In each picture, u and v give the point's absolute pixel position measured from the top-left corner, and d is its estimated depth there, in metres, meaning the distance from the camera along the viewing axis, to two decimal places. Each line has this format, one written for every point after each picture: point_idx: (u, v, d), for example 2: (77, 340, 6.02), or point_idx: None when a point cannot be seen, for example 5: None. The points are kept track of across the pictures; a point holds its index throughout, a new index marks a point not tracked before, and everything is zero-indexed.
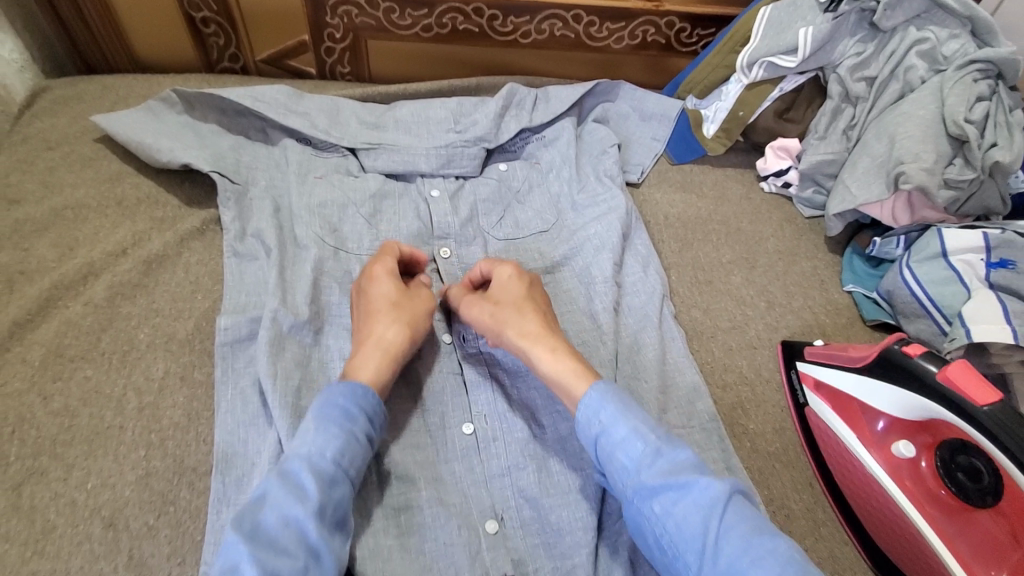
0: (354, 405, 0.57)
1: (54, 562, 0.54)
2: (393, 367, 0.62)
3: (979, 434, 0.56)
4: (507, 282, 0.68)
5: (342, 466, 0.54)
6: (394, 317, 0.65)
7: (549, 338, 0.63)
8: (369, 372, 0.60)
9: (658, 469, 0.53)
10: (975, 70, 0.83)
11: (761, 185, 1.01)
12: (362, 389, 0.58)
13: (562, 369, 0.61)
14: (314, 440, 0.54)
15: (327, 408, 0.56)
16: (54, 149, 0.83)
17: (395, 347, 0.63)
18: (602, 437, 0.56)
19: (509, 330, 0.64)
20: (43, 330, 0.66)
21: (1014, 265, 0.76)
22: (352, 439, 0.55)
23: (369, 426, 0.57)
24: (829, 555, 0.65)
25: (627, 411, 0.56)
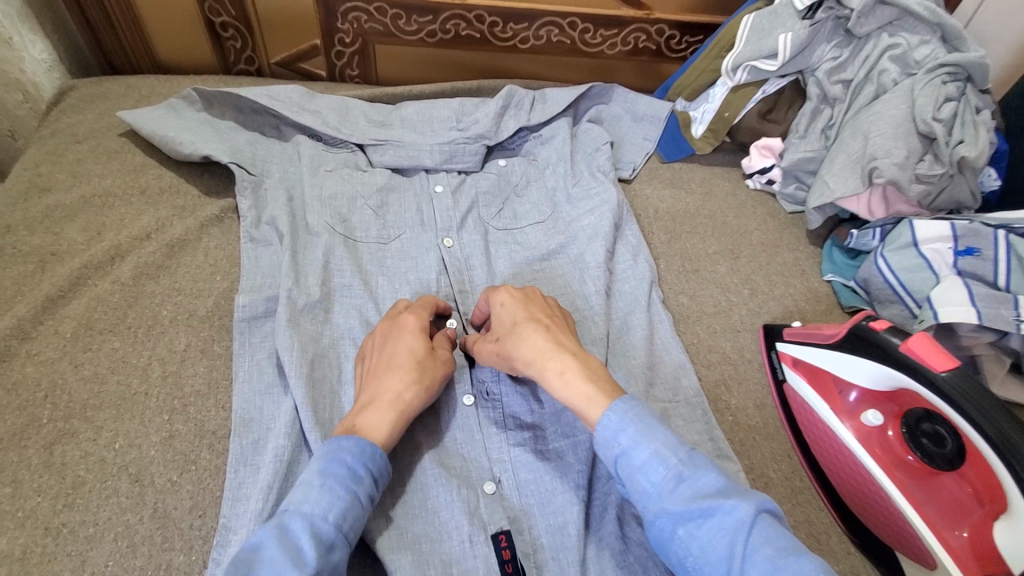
0: (361, 466, 0.55)
1: (84, 513, 0.58)
2: (403, 426, 0.60)
3: (937, 398, 0.61)
4: (510, 308, 0.68)
5: (343, 528, 0.51)
6: (414, 372, 0.63)
7: (558, 359, 0.61)
8: (380, 432, 0.58)
9: (681, 494, 0.52)
10: (944, 73, 0.88)
11: (746, 182, 1.06)
12: (372, 449, 0.55)
13: (576, 392, 0.59)
14: (318, 499, 0.52)
15: (333, 466, 0.54)
16: (82, 142, 0.89)
17: (410, 408, 0.61)
18: (623, 459, 0.55)
19: (528, 352, 0.63)
20: (74, 306, 0.71)
21: (979, 253, 0.80)
22: (356, 502, 0.53)
23: (373, 488, 0.55)
24: (806, 519, 0.69)
25: (648, 432, 0.55)
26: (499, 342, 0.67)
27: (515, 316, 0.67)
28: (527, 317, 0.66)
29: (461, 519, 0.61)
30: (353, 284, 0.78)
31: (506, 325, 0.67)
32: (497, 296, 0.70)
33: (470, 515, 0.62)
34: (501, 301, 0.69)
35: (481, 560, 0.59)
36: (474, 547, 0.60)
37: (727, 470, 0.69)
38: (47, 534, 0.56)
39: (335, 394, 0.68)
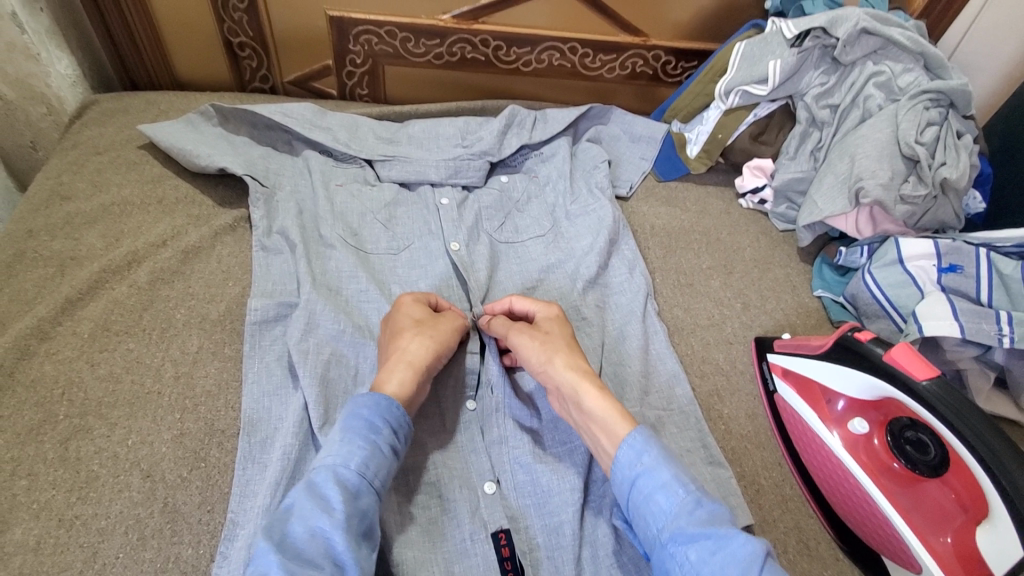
0: (377, 418, 0.61)
1: (96, 506, 0.60)
2: (416, 379, 0.66)
3: (921, 406, 0.63)
4: (554, 324, 0.73)
5: (367, 477, 0.58)
6: (420, 332, 0.70)
7: (596, 380, 0.66)
8: (394, 385, 0.65)
9: (697, 517, 0.55)
10: (927, 99, 0.94)
11: (740, 202, 1.10)
12: (385, 401, 0.62)
13: (609, 409, 0.64)
14: (341, 451, 0.58)
15: (354, 421, 0.60)
16: (103, 154, 0.93)
17: (421, 362, 0.67)
18: (642, 479, 0.59)
19: (576, 365, 0.67)
20: (92, 308, 0.74)
21: (962, 269, 0.84)
22: (377, 450, 0.59)
23: (392, 437, 0.61)
24: (795, 526, 0.70)
25: (669, 459, 0.59)
26: (544, 344, 0.70)
27: (568, 335, 0.72)
28: (573, 341, 0.72)
29: (463, 517, 0.64)
30: (360, 292, 0.81)
31: (561, 336, 0.71)
32: (552, 309, 0.75)
33: (471, 513, 0.65)
34: (555, 317, 0.74)
35: (483, 556, 0.62)
36: (475, 543, 0.63)
37: (719, 476, 0.71)
38: (60, 526, 0.58)
39: (341, 396, 0.70)
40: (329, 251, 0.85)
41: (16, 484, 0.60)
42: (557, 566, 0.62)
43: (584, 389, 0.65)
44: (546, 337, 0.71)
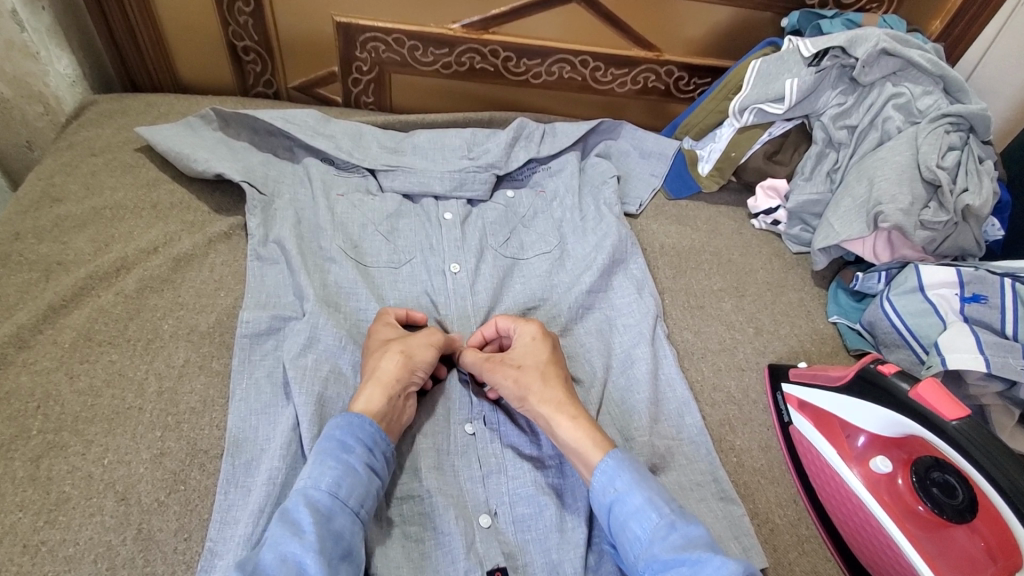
0: (350, 436, 0.59)
1: (65, 531, 0.56)
2: (389, 397, 0.63)
3: (950, 448, 0.59)
4: (529, 345, 0.70)
5: (341, 498, 0.55)
6: (390, 348, 0.67)
7: (570, 407, 0.65)
8: (365, 403, 0.62)
9: (671, 543, 0.55)
10: (947, 123, 0.91)
11: (752, 222, 1.07)
12: (356, 419, 0.60)
13: (582, 439, 0.63)
14: (312, 472, 0.56)
15: (325, 441, 0.59)
16: (97, 156, 0.90)
17: (391, 378, 0.64)
18: (616, 505, 0.58)
19: (547, 399, 0.65)
20: (75, 316, 0.70)
21: (986, 300, 0.80)
22: (350, 470, 0.57)
23: (369, 456, 0.59)
24: (812, 570, 0.66)
25: (642, 481, 0.59)
26: (518, 377, 0.67)
27: (542, 358, 0.69)
28: (550, 363, 0.69)
29: (458, 553, 0.60)
30: (357, 307, 0.78)
31: (533, 366, 0.68)
32: (528, 328, 0.71)
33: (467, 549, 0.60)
34: (529, 339, 0.70)
35: None
36: None
37: (731, 513, 0.67)
38: (25, 552, 0.54)
39: (333, 417, 0.66)
40: (326, 262, 0.81)
41: None
42: None
43: (557, 423, 0.64)
44: (518, 371, 0.68)
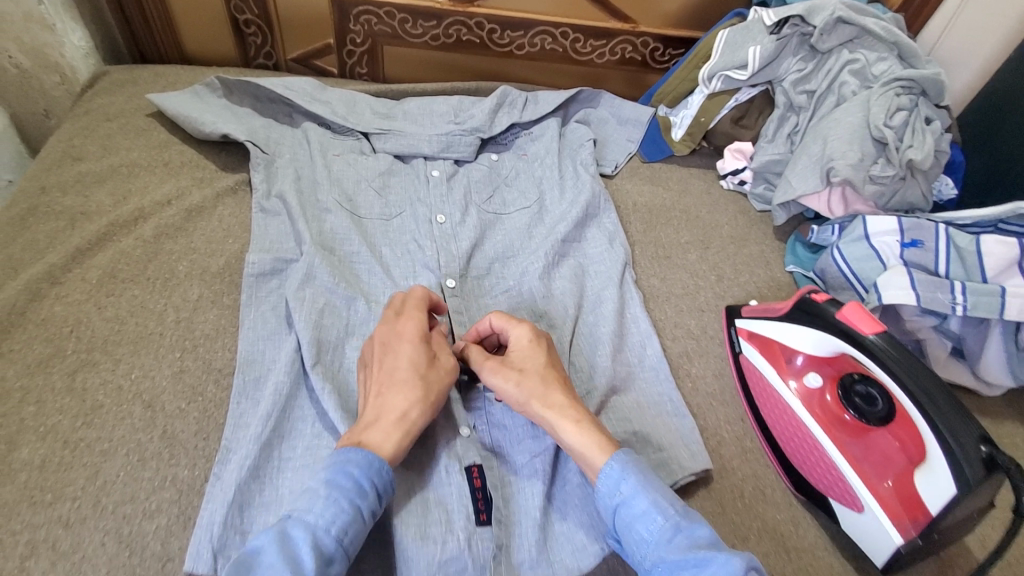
0: (366, 479, 0.57)
1: (100, 430, 0.65)
2: (408, 443, 0.62)
3: (869, 359, 0.68)
4: (525, 348, 0.69)
5: (343, 545, 0.54)
6: (414, 389, 0.64)
7: (574, 411, 0.64)
8: (389, 447, 0.60)
9: (677, 544, 0.56)
10: (898, 86, 0.98)
11: (721, 183, 1.15)
12: (379, 464, 0.58)
13: (587, 442, 0.62)
14: (322, 511, 0.54)
15: (339, 478, 0.56)
16: (113, 121, 0.98)
17: (415, 425, 0.63)
18: (622, 508, 0.59)
19: (551, 404, 0.64)
20: (100, 257, 0.79)
21: (922, 244, 0.87)
22: (358, 517, 0.56)
23: (376, 503, 0.58)
24: (753, 474, 0.76)
25: (647, 484, 0.59)
26: (519, 380, 0.66)
27: (542, 361, 0.68)
28: (552, 364, 0.68)
29: (440, 451, 0.67)
30: (350, 252, 0.86)
31: (534, 369, 0.67)
32: (525, 330, 0.70)
33: (447, 450, 0.67)
34: (527, 340, 0.69)
35: (455, 486, 0.65)
36: (450, 476, 0.66)
37: (683, 426, 0.76)
38: (67, 446, 0.63)
39: (331, 343, 0.75)
40: (323, 214, 0.89)
41: (25, 409, 0.65)
42: (526, 495, 0.67)
43: (562, 426, 0.63)
44: (519, 373, 0.67)
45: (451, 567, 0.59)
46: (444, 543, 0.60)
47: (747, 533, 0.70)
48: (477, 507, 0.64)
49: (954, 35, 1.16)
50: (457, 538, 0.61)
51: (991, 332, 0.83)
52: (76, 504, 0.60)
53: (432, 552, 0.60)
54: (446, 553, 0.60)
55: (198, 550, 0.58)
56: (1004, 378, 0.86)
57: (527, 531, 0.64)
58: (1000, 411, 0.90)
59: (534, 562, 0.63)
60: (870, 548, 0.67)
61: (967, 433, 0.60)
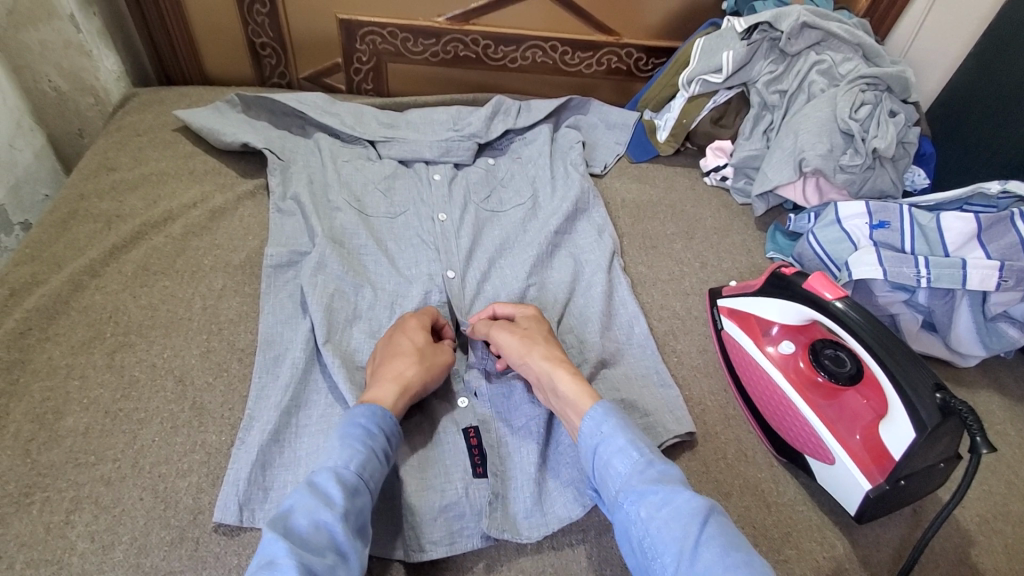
0: (374, 425, 0.64)
1: (136, 402, 0.72)
2: (407, 399, 0.70)
3: (830, 321, 0.73)
4: (530, 318, 0.79)
5: (363, 478, 0.60)
6: (412, 356, 0.73)
7: (571, 365, 0.72)
8: (388, 401, 0.68)
9: (647, 475, 0.59)
10: (863, 83, 1.06)
11: (705, 179, 1.22)
12: (382, 411, 0.66)
13: (583, 387, 0.69)
14: (338, 454, 0.61)
15: (350, 428, 0.63)
16: (142, 136, 1.07)
17: (414, 388, 0.71)
18: (601, 447, 0.63)
19: (552, 355, 0.73)
20: (134, 253, 0.87)
21: (889, 225, 0.93)
22: (372, 454, 0.62)
23: (386, 444, 0.65)
24: (735, 438, 0.81)
25: (627, 427, 0.64)
26: (522, 338, 0.75)
27: (544, 330, 0.78)
28: (551, 333, 0.78)
29: (441, 417, 0.76)
30: (359, 245, 0.94)
31: (539, 333, 0.77)
32: (528, 310, 0.81)
33: (446, 416, 0.76)
34: (532, 316, 0.80)
35: (453, 444, 0.73)
36: (449, 436, 0.74)
37: (669, 395, 0.82)
38: (107, 415, 0.70)
39: (345, 322, 0.83)
40: (334, 212, 0.98)
41: (71, 384, 0.72)
42: (520, 454, 0.73)
43: (557, 374, 0.70)
44: (524, 332, 0.76)
45: (450, 511, 0.67)
46: (443, 492, 0.69)
47: (730, 490, 0.75)
48: (474, 461, 0.72)
49: (928, 33, 1.22)
50: (456, 487, 0.69)
51: (959, 304, 0.88)
52: (116, 465, 0.67)
53: (432, 499, 0.68)
54: (446, 499, 0.68)
55: (226, 503, 0.64)
56: (977, 350, 0.90)
57: (520, 486, 0.71)
58: (977, 381, 0.94)
59: (529, 511, 0.69)
60: (844, 499, 0.71)
61: (923, 381, 0.65)
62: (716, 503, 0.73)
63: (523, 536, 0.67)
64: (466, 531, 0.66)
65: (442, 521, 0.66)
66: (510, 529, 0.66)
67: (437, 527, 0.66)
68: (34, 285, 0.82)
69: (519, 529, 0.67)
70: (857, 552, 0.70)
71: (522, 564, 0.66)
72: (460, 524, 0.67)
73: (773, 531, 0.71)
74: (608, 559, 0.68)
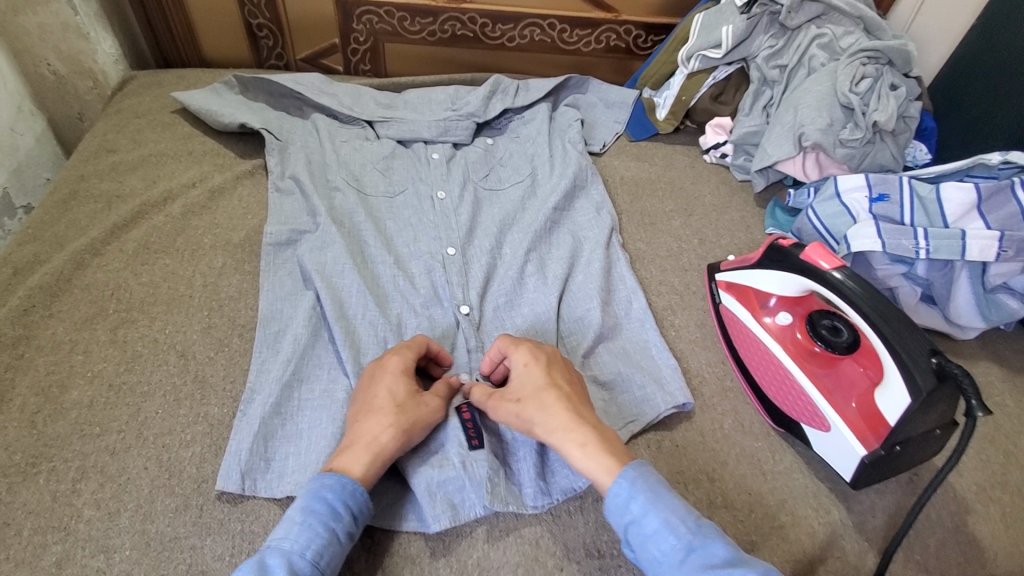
0: (340, 502, 0.58)
1: (139, 376, 0.73)
2: (381, 467, 0.63)
3: (827, 290, 0.72)
4: (523, 372, 0.69)
5: (319, 567, 0.55)
6: (392, 415, 0.65)
7: (578, 432, 0.63)
8: (357, 470, 0.61)
9: (692, 564, 0.54)
10: (864, 56, 1.04)
11: (704, 157, 1.22)
12: (352, 486, 0.59)
13: (595, 465, 0.61)
14: (297, 536, 0.55)
15: (314, 503, 0.57)
16: (141, 118, 1.08)
17: (385, 450, 0.63)
18: (634, 527, 0.58)
19: (552, 427, 0.64)
20: (134, 232, 0.88)
21: (889, 198, 0.93)
22: (333, 538, 0.56)
23: (352, 524, 0.58)
24: (733, 410, 0.81)
25: (658, 502, 0.58)
26: (519, 410, 0.66)
27: (541, 383, 0.67)
28: (550, 384, 0.67)
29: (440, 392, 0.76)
30: (356, 224, 0.93)
31: (533, 392, 0.67)
32: (521, 357, 0.70)
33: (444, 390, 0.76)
34: (526, 365, 0.69)
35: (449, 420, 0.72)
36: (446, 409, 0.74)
37: (667, 367, 0.83)
38: (111, 389, 0.72)
39: (346, 299, 0.83)
40: (333, 191, 0.98)
41: (74, 359, 0.73)
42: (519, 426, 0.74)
43: (568, 450, 0.63)
44: (518, 400, 0.67)
45: (450, 483, 0.68)
46: (440, 467, 0.69)
47: (726, 459, 0.76)
48: (470, 434, 0.71)
49: (931, 7, 1.20)
50: (453, 462, 0.69)
51: (957, 275, 0.88)
52: (121, 435, 0.68)
53: (430, 472, 0.68)
54: (443, 474, 0.68)
55: (228, 472, 0.66)
56: (977, 322, 0.90)
57: (523, 457, 0.71)
58: (976, 353, 0.94)
59: (530, 481, 0.70)
60: (840, 465, 0.72)
61: (918, 348, 0.64)
62: (712, 472, 0.74)
63: (526, 506, 0.68)
64: (467, 503, 0.67)
65: (443, 495, 0.67)
66: (515, 501, 0.68)
67: (437, 501, 0.66)
68: (37, 264, 0.82)
69: (523, 500, 0.68)
70: (852, 518, 0.72)
71: (522, 532, 0.67)
72: (461, 493, 0.68)
73: (768, 499, 0.72)
74: (605, 525, 0.69)
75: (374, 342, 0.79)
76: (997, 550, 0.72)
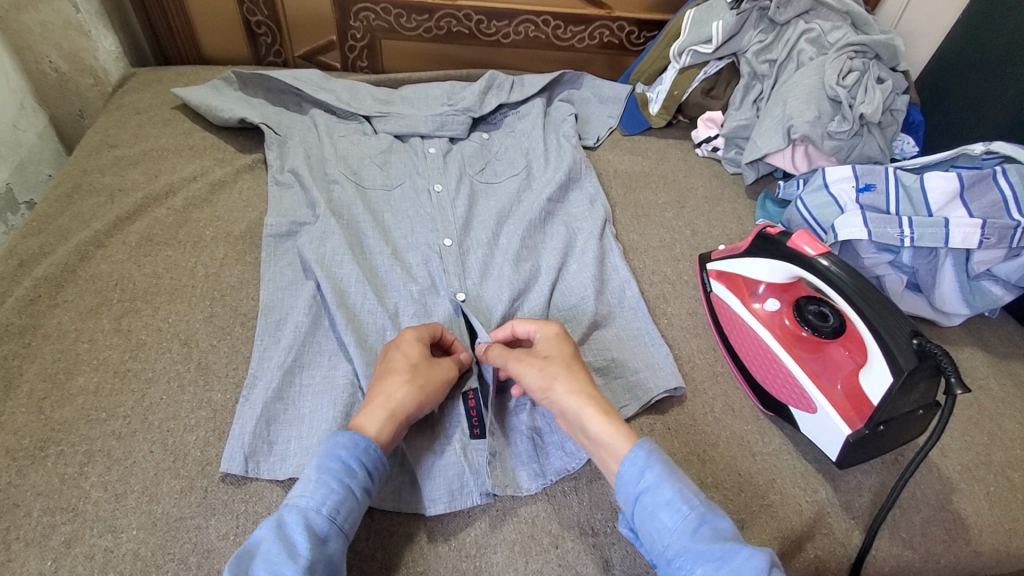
0: (354, 460, 0.60)
1: (143, 363, 0.75)
2: (397, 427, 0.64)
3: (812, 275, 0.74)
4: (552, 341, 0.73)
5: (337, 522, 0.57)
6: (407, 377, 0.67)
7: (602, 402, 0.66)
8: (373, 429, 0.63)
9: (702, 534, 0.56)
10: (851, 50, 1.07)
11: (697, 151, 1.24)
12: (366, 444, 0.60)
13: (615, 430, 0.64)
14: (314, 493, 0.57)
15: (329, 462, 0.59)
16: (142, 113, 1.09)
17: (401, 410, 0.65)
18: (647, 495, 0.60)
19: (580, 390, 0.67)
20: (137, 224, 0.90)
21: (875, 188, 0.95)
22: (349, 494, 0.58)
23: (367, 480, 0.60)
24: (723, 394, 0.84)
25: (672, 474, 0.60)
26: (543, 368, 0.69)
27: (568, 355, 0.71)
28: (576, 357, 0.71)
29: None
30: (354, 216, 0.95)
31: (561, 358, 0.70)
32: (553, 330, 0.74)
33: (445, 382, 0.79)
34: (555, 337, 0.73)
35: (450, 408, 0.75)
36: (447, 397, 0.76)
37: (659, 354, 0.85)
38: (116, 375, 0.73)
39: (346, 289, 0.85)
40: (331, 184, 1.00)
41: (80, 346, 0.75)
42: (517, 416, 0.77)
43: (589, 415, 0.65)
44: (545, 360, 0.70)
45: (451, 468, 0.71)
46: (441, 453, 0.72)
47: (717, 441, 0.78)
48: (471, 422, 0.74)
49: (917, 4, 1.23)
50: (453, 449, 0.72)
51: (942, 262, 0.91)
52: (126, 420, 0.70)
53: (432, 459, 0.71)
54: (445, 460, 0.71)
55: (232, 454, 0.67)
56: (962, 309, 0.92)
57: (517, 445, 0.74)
58: (961, 339, 0.96)
59: (527, 467, 0.73)
60: (827, 445, 0.74)
61: (900, 329, 0.66)
62: (703, 453, 0.76)
63: (522, 489, 0.70)
64: (468, 487, 0.69)
65: (443, 479, 0.70)
66: (511, 484, 0.70)
67: (438, 484, 0.69)
68: (41, 255, 0.84)
69: (519, 484, 0.71)
70: (839, 496, 0.74)
71: (518, 511, 0.70)
72: (462, 478, 0.70)
73: (757, 479, 0.74)
74: (599, 505, 0.71)
75: (374, 330, 0.81)
76: (980, 527, 0.75)
